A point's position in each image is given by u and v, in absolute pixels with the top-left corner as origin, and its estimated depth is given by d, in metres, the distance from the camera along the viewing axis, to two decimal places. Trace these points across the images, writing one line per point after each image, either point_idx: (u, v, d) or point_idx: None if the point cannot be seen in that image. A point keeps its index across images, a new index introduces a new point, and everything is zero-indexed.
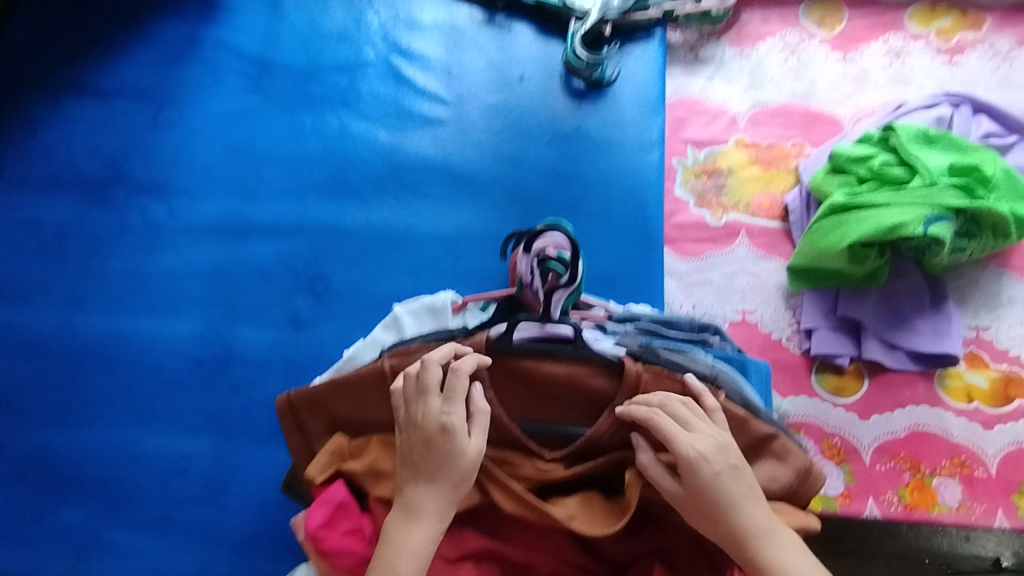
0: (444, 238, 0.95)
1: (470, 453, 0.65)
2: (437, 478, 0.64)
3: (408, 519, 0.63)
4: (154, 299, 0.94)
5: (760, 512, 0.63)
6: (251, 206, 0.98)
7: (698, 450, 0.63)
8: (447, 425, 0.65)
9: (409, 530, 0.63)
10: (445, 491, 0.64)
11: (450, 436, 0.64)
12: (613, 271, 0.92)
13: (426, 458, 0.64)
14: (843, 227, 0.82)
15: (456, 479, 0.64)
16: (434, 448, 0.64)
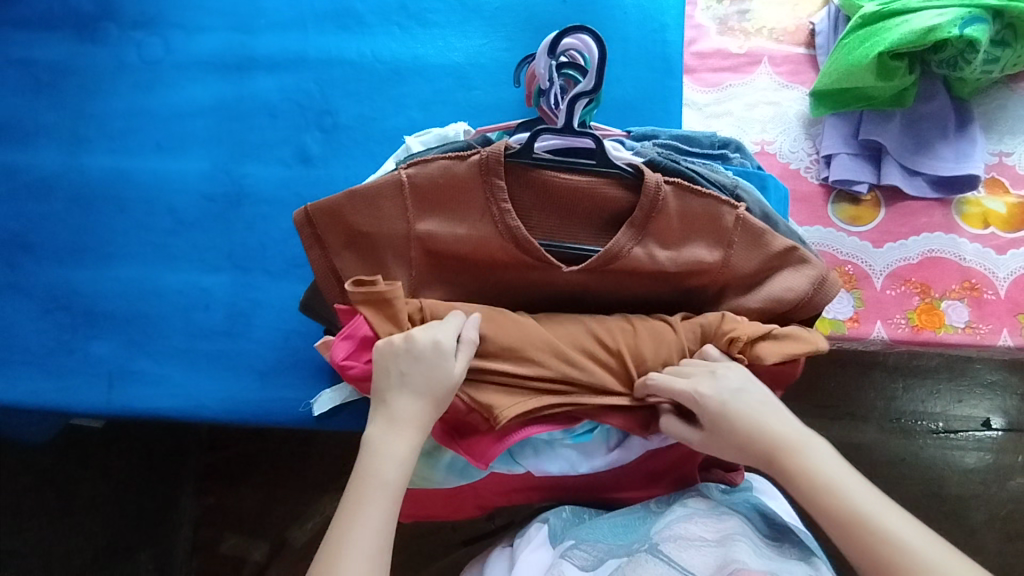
0: (454, 68, 0.92)
1: (455, 375, 0.60)
2: (420, 390, 0.59)
3: (393, 429, 0.58)
4: (159, 137, 0.93)
5: (781, 422, 0.56)
6: (253, 39, 0.95)
7: (704, 388, 0.59)
8: (433, 343, 0.60)
9: (390, 438, 0.58)
10: (432, 403, 0.59)
11: (436, 353, 0.60)
12: (631, 100, 0.89)
13: (413, 372, 0.59)
14: (874, 37, 0.79)
15: (441, 390, 0.60)
16: (418, 366, 0.59)
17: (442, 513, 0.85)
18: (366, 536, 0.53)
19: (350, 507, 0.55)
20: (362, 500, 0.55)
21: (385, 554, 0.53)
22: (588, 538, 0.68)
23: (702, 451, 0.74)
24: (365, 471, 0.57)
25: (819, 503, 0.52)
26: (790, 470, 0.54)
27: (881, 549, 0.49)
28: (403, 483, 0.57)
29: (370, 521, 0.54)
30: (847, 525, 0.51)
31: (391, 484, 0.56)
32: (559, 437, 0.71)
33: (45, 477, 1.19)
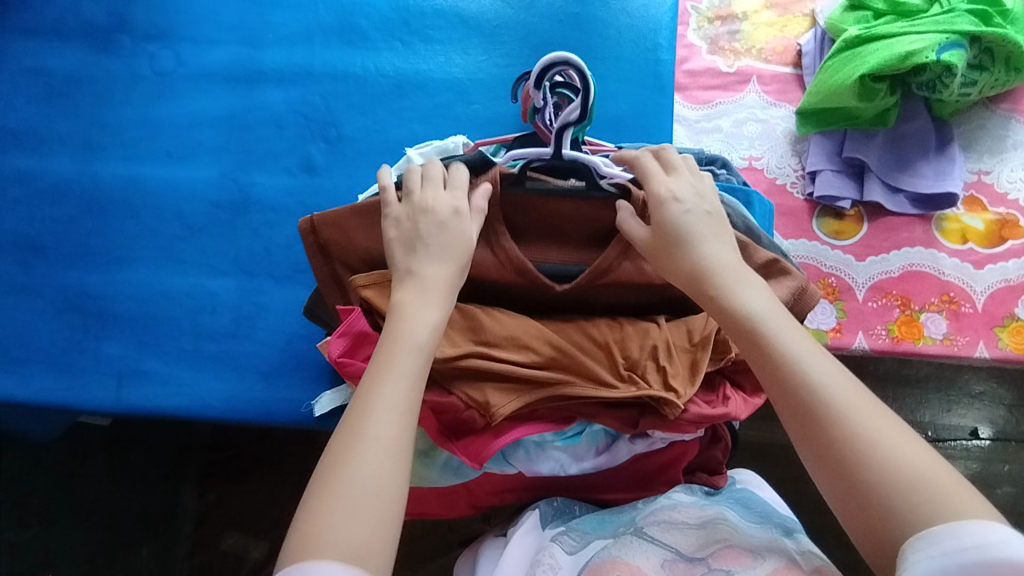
0: (455, 83, 0.95)
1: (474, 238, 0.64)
2: (446, 257, 0.62)
3: (419, 295, 0.60)
4: (169, 146, 0.97)
5: (726, 264, 0.60)
6: (260, 52, 0.98)
7: (674, 190, 0.62)
8: (453, 210, 0.64)
9: (421, 308, 0.59)
10: (457, 270, 0.63)
11: (456, 218, 0.63)
12: (624, 115, 0.92)
13: (437, 236, 0.63)
14: (856, 60, 0.83)
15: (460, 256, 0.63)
16: (439, 229, 0.63)
17: (438, 511, 0.88)
18: (394, 391, 0.54)
19: (381, 362, 0.56)
20: (393, 354, 0.56)
21: (416, 406, 0.55)
22: (577, 528, 0.73)
23: (686, 455, 0.78)
24: (396, 331, 0.57)
25: (745, 336, 0.56)
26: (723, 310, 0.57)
27: (794, 381, 0.53)
28: (435, 344, 0.58)
29: (400, 372, 0.55)
30: (768, 359, 0.54)
31: (423, 344, 0.57)
32: (550, 440, 0.73)
33: (51, 473, 1.22)
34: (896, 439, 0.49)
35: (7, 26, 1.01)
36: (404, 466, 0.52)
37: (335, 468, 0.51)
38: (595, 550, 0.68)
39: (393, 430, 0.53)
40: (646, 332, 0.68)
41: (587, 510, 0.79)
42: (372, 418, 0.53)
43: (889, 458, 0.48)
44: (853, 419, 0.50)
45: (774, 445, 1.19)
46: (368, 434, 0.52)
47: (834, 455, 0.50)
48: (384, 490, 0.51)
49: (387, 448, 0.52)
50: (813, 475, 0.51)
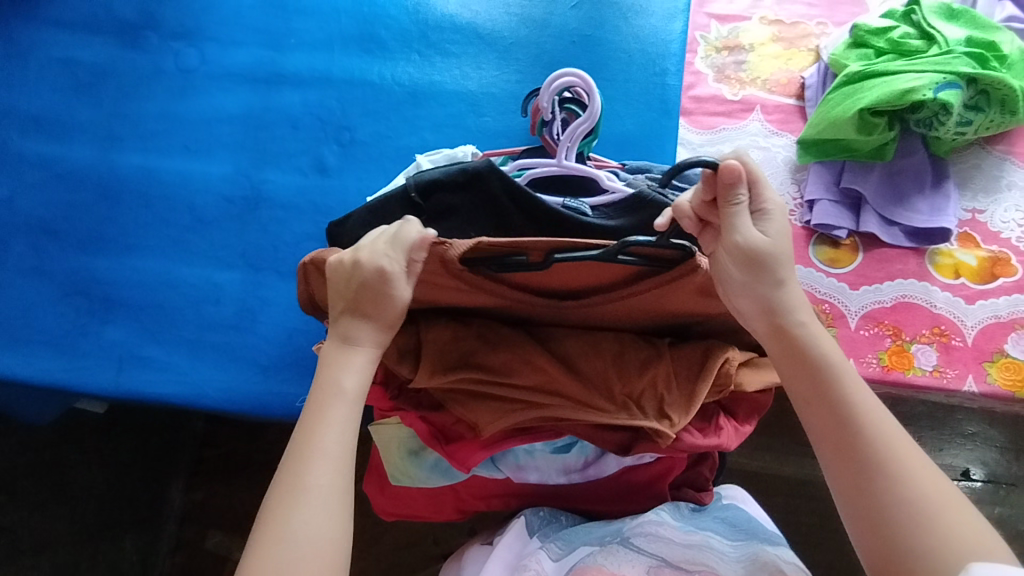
0: (468, 95, 0.98)
1: (404, 300, 0.58)
2: (372, 322, 0.58)
3: (346, 350, 0.58)
4: (187, 140, 0.99)
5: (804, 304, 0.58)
6: (282, 56, 1.02)
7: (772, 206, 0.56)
8: (379, 269, 0.57)
9: (346, 360, 0.58)
10: (385, 329, 0.59)
11: (379, 279, 0.57)
12: (629, 135, 0.95)
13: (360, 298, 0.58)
14: (856, 95, 0.86)
15: (387, 321, 0.59)
16: (367, 292, 0.57)
17: (424, 513, 0.89)
18: (331, 440, 0.55)
19: (313, 413, 0.56)
20: (325, 404, 0.56)
21: (351, 451, 0.56)
22: (563, 538, 0.73)
23: (671, 472, 0.79)
24: (324, 382, 0.57)
25: (811, 381, 0.56)
26: (797, 356, 0.56)
27: (857, 440, 0.53)
28: (364, 390, 0.58)
29: (332, 421, 0.56)
30: (833, 413, 0.54)
31: (350, 392, 0.57)
32: (539, 446, 0.75)
33: (41, 459, 1.23)
34: (953, 506, 0.50)
35: (39, 17, 1.04)
36: (345, 514, 0.53)
37: (272, 523, 0.52)
38: (581, 556, 0.68)
39: (330, 477, 0.54)
40: (648, 364, 0.67)
41: (574, 520, 0.80)
42: (311, 467, 0.53)
43: (944, 527, 0.49)
44: (913, 483, 0.50)
45: (764, 473, 1.19)
46: (303, 485, 0.53)
47: (884, 510, 0.50)
48: (326, 542, 0.52)
49: (325, 494, 0.53)
50: (854, 532, 0.52)
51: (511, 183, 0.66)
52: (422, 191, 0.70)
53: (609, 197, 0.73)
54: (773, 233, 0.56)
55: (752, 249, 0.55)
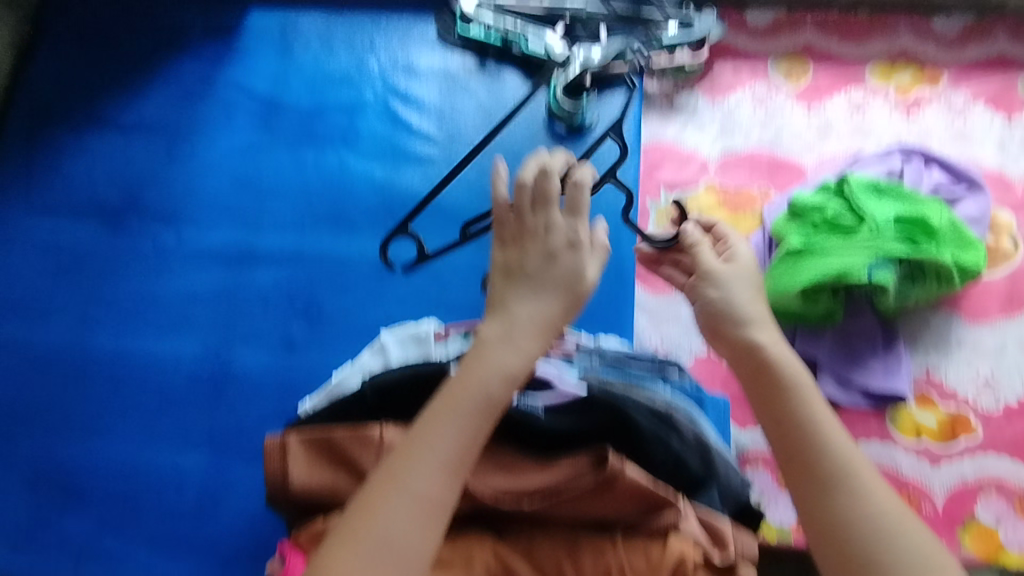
0: (432, 270, 1.01)
1: (588, 277, 0.69)
2: (556, 293, 0.68)
3: (506, 339, 0.65)
4: (161, 320, 1.02)
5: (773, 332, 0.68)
6: (256, 236, 1.05)
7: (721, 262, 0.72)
8: (568, 243, 0.70)
9: (502, 344, 0.65)
10: (560, 312, 0.67)
11: (570, 255, 0.70)
12: (587, 305, 0.98)
13: (549, 273, 0.68)
14: (797, 271, 0.88)
15: (564, 294, 0.68)
16: (554, 266, 0.69)
17: None
18: (449, 440, 0.60)
19: (448, 402, 0.62)
20: (456, 401, 0.61)
21: (465, 463, 0.60)
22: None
23: None
24: (471, 376, 0.63)
25: (780, 404, 0.63)
26: (762, 378, 0.64)
27: (818, 461, 0.59)
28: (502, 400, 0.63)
29: (455, 427, 0.60)
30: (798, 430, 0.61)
31: (490, 397, 0.62)
32: None
33: None
34: (910, 529, 0.55)
35: (27, 203, 1.09)
36: (432, 525, 0.57)
37: (373, 514, 0.57)
38: None
39: (427, 490, 0.58)
40: (602, 554, 0.68)
41: None
42: (422, 469, 0.58)
43: (891, 534, 0.55)
44: (873, 503, 0.56)
45: None
46: (404, 486, 0.58)
47: (850, 526, 0.56)
48: (413, 548, 0.56)
49: (427, 503, 0.58)
50: (813, 545, 0.57)
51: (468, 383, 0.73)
52: (377, 394, 0.77)
53: (562, 397, 0.77)
54: (737, 281, 0.70)
55: (724, 297, 0.69)
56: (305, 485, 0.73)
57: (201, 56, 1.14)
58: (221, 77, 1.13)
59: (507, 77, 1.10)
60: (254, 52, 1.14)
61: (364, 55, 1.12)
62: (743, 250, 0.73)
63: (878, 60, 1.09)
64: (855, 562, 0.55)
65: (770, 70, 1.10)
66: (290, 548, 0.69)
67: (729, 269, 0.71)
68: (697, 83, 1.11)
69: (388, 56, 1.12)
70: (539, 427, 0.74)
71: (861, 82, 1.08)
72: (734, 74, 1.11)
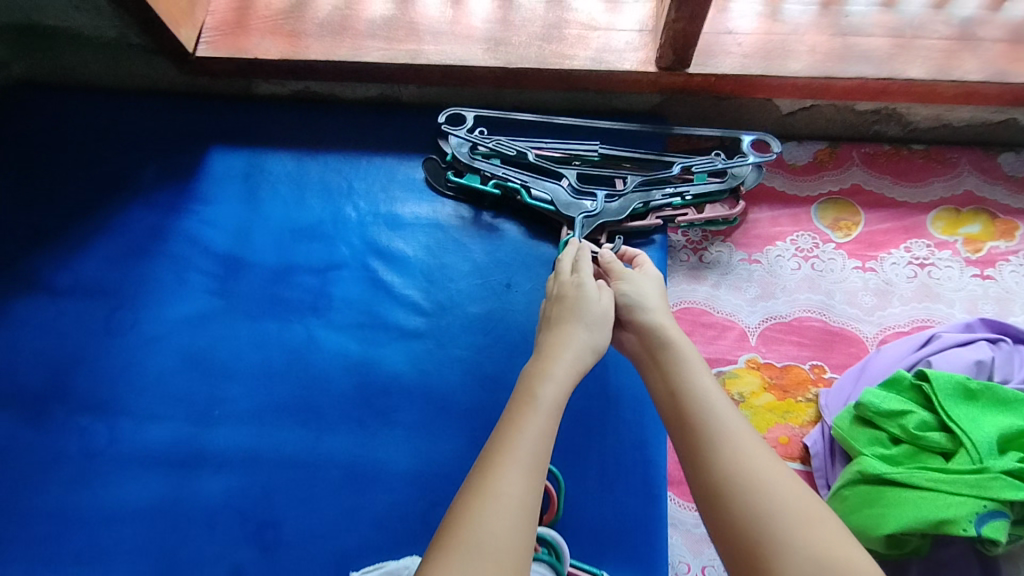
0: (416, 477, 0.82)
1: (605, 300, 0.71)
2: (584, 323, 0.68)
3: (551, 359, 0.64)
4: (79, 546, 0.81)
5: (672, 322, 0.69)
6: (205, 432, 0.86)
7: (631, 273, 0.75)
8: (576, 281, 0.73)
9: (551, 365, 0.63)
10: (601, 333, 0.68)
11: (577, 290, 0.71)
12: (610, 529, 0.78)
13: (567, 302, 0.70)
14: (879, 506, 0.69)
15: (593, 320, 0.68)
16: (573, 304, 0.70)
17: None
18: (525, 444, 0.54)
19: (514, 419, 0.57)
20: (524, 411, 0.58)
21: (542, 466, 0.54)
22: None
23: None
24: (529, 395, 0.60)
25: (670, 376, 0.63)
26: (659, 355, 0.65)
27: (702, 419, 0.57)
28: (560, 403, 0.60)
29: (531, 432, 0.56)
30: (685, 400, 0.60)
31: (545, 400, 0.59)
32: None
33: None
34: (790, 485, 0.51)
35: None
36: (529, 530, 0.49)
37: (459, 532, 0.48)
38: None
39: (521, 492, 0.51)
40: None
41: None
42: (505, 476, 0.52)
43: (763, 489, 0.51)
44: (748, 460, 0.53)
45: None
46: (495, 493, 0.50)
47: (721, 486, 0.52)
48: (515, 548, 0.48)
49: (515, 508, 0.50)
50: (700, 511, 0.54)
51: None
52: None
53: None
54: (644, 288, 0.73)
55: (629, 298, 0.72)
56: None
57: (154, 206, 0.99)
58: (174, 229, 0.98)
59: (505, 228, 0.95)
60: (216, 200, 0.99)
61: (341, 203, 0.98)
62: (651, 265, 0.78)
63: (943, 208, 0.94)
64: (730, 518, 0.51)
65: (815, 220, 0.95)
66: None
67: (642, 276, 0.75)
68: (729, 234, 0.96)
69: (367, 204, 0.98)
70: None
71: (922, 235, 0.93)
72: (772, 223, 0.95)
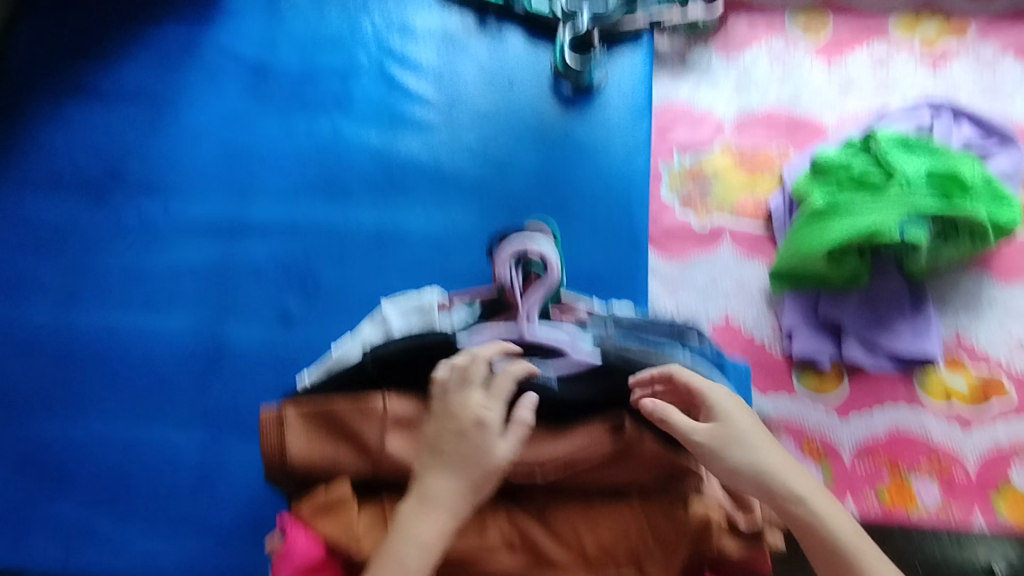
0: (434, 238, 0.97)
1: (501, 453, 0.66)
2: (467, 475, 0.65)
3: (423, 506, 0.64)
4: (149, 296, 0.96)
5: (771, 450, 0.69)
6: (246, 206, 0.99)
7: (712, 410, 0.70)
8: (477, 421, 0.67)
9: (420, 522, 0.64)
10: (467, 487, 0.65)
11: (479, 432, 0.66)
12: (598, 271, 0.93)
13: (459, 448, 0.66)
14: (824, 232, 0.85)
15: (473, 471, 0.65)
16: (466, 450, 0.66)
17: None
18: None
19: (375, 574, 0.62)
20: (385, 565, 0.62)
21: None
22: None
23: None
24: (392, 550, 0.63)
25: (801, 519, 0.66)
26: (779, 503, 0.67)
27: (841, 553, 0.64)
28: (420, 568, 0.62)
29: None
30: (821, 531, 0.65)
31: (411, 569, 0.62)
32: None
33: None
34: None
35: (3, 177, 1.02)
36: None
37: None
38: None
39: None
40: (618, 516, 0.71)
41: None
42: None
43: None
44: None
45: None
46: None
47: None
48: None
49: None
50: None
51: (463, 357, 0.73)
52: (378, 364, 0.73)
53: (574, 366, 0.73)
54: (733, 421, 0.69)
55: (711, 439, 0.68)
56: (303, 462, 0.71)
57: (186, 20, 1.08)
58: (206, 40, 1.07)
59: (508, 35, 1.05)
60: (242, 14, 1.08)
61: (358, 15, 1.07)
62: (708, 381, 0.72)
63: (903, 12, 1.05)
64: None
65: (788, 26, 1.06)
66: (290, 525, 0.68)
67: (717, 404, 0.70)
68: (711, 39, 1.06)
69: (382, 17, 1.07)
70: (550, 394, 0.72)
71: (884, 36, 1.03)
72: (749, 30, 1.06)
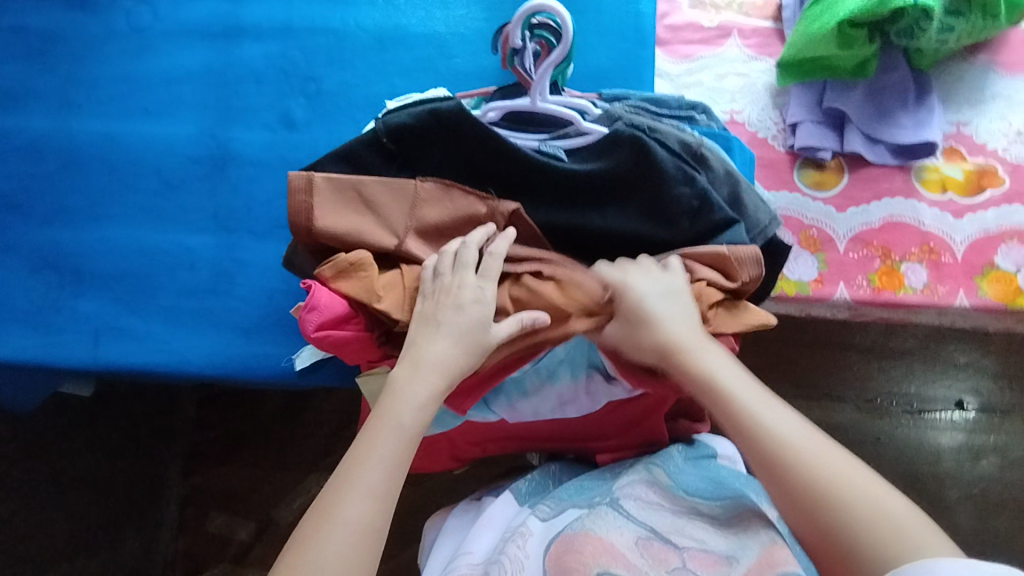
0: (436, 37, 0.95)
1: (495, 336, 0.64)
2: (451, 338, 0.63)
3: (418, 372, 0.61)
4: (146, 102, 0.95)
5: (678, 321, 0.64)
6: (241, 8, 0.97)
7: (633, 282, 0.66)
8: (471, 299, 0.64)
9: (414, 384, 0.60)
10: (463, 356, 0.63)
11: (473, 308, 0.64)
12: (604, 69, 0.92)
13: (450, 317, 0.63)
14: (836, 5, 0.85)
15: (463, 335, 0.63)
16: (455, 323, 0.63)
17: (422, 466, 0.90)
18: (376, 460, 0.56)
19: (363, 442, 0.57)
20: (376, 434, 0.57)
21: (393, 488, 0.55)
22: (554, 497, 0.72)
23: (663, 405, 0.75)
24: (382, 411, 0.59)
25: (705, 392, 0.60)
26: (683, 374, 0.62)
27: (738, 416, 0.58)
28: (420, 427, 0.59)
29: (381, 457, 0.56)
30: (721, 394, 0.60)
31: (407, 427, 0.58)
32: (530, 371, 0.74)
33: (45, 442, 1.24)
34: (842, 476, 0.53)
35: None
36: (374, 543, 0.53)
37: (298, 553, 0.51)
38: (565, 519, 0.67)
39: (365, 516, 0.53)
40: None
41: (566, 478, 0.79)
42: (347, 502, 0.53)
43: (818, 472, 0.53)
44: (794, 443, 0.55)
45: None
46: (340, 519, 0.52)
47: (774, 465, 0.55)
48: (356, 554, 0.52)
49: (357, 535, 0.52)
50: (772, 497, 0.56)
51: (479, 129, 0.67)
52: (393, 136, 0.69)
53: (584, 139, 0.71)
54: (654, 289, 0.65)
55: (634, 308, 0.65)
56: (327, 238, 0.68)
57: None
58: None
59: None
60: None
61: None
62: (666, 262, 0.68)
63: None
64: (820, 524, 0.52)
65: None
66: (314, 282, 0.68)
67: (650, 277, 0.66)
68: None
69: None
70: (557, 167, 0.69)
71: None
72: None
